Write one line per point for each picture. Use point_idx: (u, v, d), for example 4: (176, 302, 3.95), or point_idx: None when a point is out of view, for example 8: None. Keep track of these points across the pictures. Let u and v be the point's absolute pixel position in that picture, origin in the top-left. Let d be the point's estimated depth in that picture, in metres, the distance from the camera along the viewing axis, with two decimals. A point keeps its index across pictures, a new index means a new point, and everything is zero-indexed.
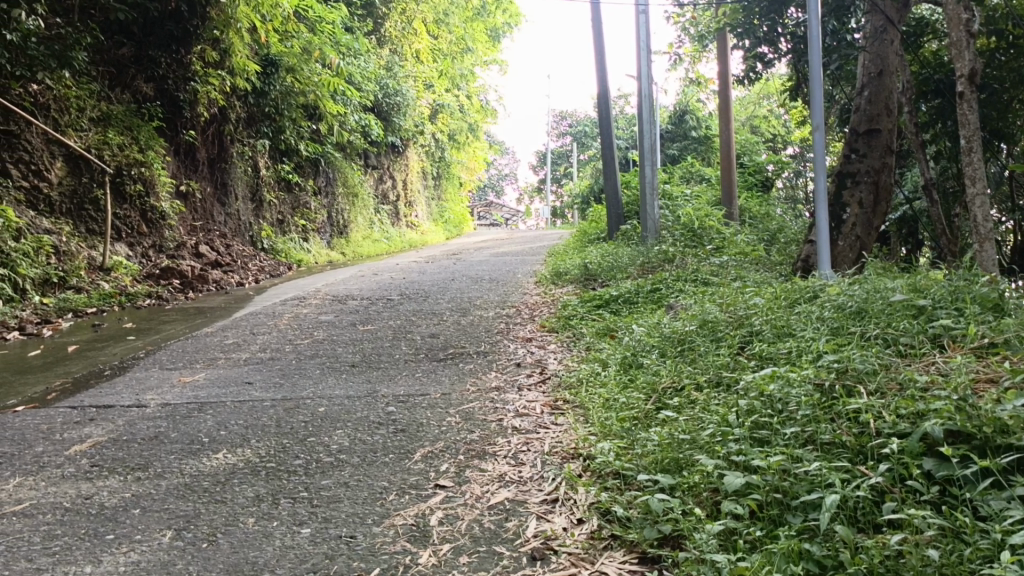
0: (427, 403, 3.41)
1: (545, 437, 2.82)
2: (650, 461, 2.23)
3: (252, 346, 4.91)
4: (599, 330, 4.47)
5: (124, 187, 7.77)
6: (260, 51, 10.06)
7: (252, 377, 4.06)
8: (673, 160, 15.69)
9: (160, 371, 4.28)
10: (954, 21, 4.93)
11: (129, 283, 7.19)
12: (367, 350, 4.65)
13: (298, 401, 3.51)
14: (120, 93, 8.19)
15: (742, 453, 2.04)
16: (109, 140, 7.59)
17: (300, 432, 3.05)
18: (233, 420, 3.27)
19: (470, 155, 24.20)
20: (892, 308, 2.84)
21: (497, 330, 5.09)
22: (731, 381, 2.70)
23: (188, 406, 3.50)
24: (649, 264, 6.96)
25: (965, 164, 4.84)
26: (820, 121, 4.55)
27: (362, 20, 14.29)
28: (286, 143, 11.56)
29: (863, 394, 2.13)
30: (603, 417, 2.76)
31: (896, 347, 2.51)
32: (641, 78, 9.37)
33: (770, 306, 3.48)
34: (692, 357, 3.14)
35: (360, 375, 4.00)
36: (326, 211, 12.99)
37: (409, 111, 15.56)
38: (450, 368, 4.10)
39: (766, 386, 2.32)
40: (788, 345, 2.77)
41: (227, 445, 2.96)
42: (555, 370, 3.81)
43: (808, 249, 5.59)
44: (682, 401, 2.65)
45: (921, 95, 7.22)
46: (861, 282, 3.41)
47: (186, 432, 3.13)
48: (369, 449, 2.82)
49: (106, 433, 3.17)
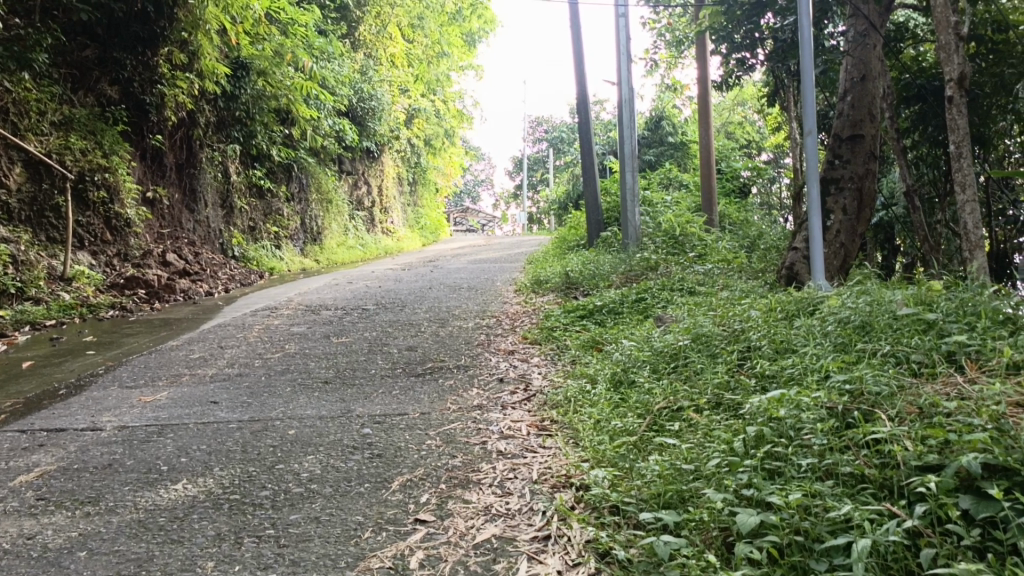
0: (406, 424, 3.19)
1: (532, 462, 2.63)
2: (651, 495, 2.03)
3: (219, 361, 4.67)
4: (585, 343, 4.28)
5: (87, 193, 7.47)
6: (230, 53, 9.82)
7: (218, 396, 3.82)
8: (650, 166, 15.60)
9: (119, 390, 4.02)
10: (942, 24, 4.73)
11: (91, 293, 6.90)
12: (341, 365, 4.42)
13: (266, 423, 3.28)
14: (83, 96, 7.88)
15: (755, 488, 1.84)
16: (71, 144, 7.28)
17: (268, 459, 2.83)
18: (196, 444, 3.03)
19: (446, 160, 24.06)
20: (899, 322, 2.67)
21: (478, 341, 4.89)
22: (733, 404, 2.51)
23: (147, 430, 3.26)
24: (631, 272, 6.80)
25: (955, 169, 4.70)
26: (813, 126, 4.39)
27: (336, 23, 14.05)
28: (258, 148, 11.26)
29: (884, 421, 1.95)
30: (595, 441, 2.57)
31: (909, 366, 2.33)
32: (621, 83, 9.23)
33: (768, 320, 3.31)
34: (688, 375, 2.95)
35: (334, 393, 3.77)
36: (299, 218, 12.72)
37: (384, 116, 15.32)
38: (429, 384, 3.88)
39: (775, 410, 2.13)
40: (792, 364, 2.60)
41: (187, 473, 2.73)
42: (540, 387, 3.61)
43: (794, 256, 5.43)
44: (683, 426, 2.46)
45: (903, 100, 7.11)
46: (863, 293, 3.24)
47: (144, 459, 2.90)
48: (342, 478, 2.61)
49: (57, 461, 2.92)
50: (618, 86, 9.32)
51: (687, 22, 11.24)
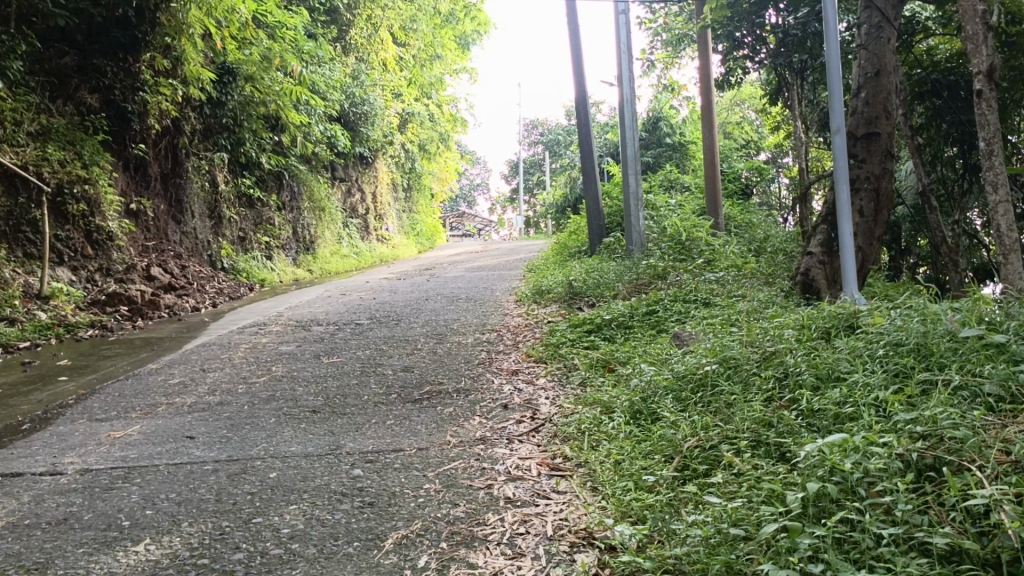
0: (402, 463, 2.85)
1: (546, 513, 2.29)
2: (691, 566, 1.69)
3: (199, 387, 4.32)
4: (595, 362, 3.95)
5: (66, 207, 7.12)
6: (216, 59, 9.52)
7: (195, 430, 3.47)
8: (648, 168, 15.23)
9: (88, 424, 3.67)
10: (969, 13, 4.36)
11: (69, 312, 6.54)
12: (331, 390, 4.06)
13: (245, 464, 2.94)
14: (62, 105, 7.53)
15: (823, 564, 1.50)
16: (48, 156, 6.90)
17: (245, 511, 2.49)
18: (165, 493, 2.69)
19: (441, 165, 23.75)
20: (963, 346, 2.34)
21: (478, 360, 4.56)
22: (780, 448, 2.18)
23: (111, 474, 2.92)
24: (638, 280, 6.46)
25: (986, 169, 4.36)
26: (841, 124, 4.07)
27: (326, 27, 13.76)
28: (247, 156, 10.89)
29: (979, 478, 1.61)
30: (619, 490, 2.25)
31: (986, 403, 2.00)
32: (621, 83, 8.89)
33: (805, 340, 2.97)
34: (719, 408, 2.62)
35: (322, 425, 3.43)
36: (291, 228, 12.35)
37: (377, 121, 15.01)
38: (427, 412, 3.54)
39: (836, 458, 1.79)
40: (843, 400, 2.27)
41: (151, 531, 2.38)
42: (548, 415, 3.28)
43: (807, 262, 5.09)
44: (724, 473, 2.12)
45: (916, 96, 6.80)
46: (908, 308, 2.91)
47: (104, 512, 2.55)
48: (327, 536, 2.26)
49: (6, 515, 2.57)
50: (618, 85, 8.98)
51: (684, 19, 10.92)
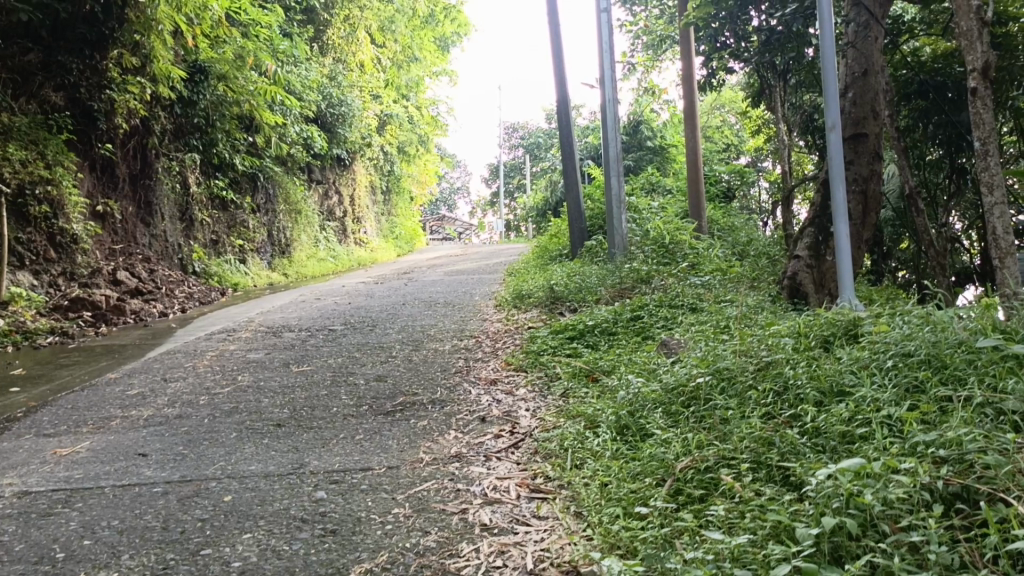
0: (369, 484, 2.62)
1: (526, 542, 2.08)
2: None
3: (158, 399, 4.06)
4: (577, 372, 3.75)
5: (27, 209, 6.81)
6: (187, 57, 9.19)
7: (148, 447, 3.22)
8: (629, 171, 15.09)
9: (33, 440, 3.41)
10: (964, 7, 4.14)
11: (29, 318, 6.23)
12: (298, 402, 3.82)
13: (199, 487, 2.70)
14: (24, 102, 7.24)
15: None
16: (8, 156, 6.53)
17: (195, 540, 2.25)
18: (108, 520, 2.44)
19: (421, 168, 23.52)
20: (979, 358, 2.15)
21: (455, 369, 4.34)
22: (785, 472, 2.00)
23: (52, 498, 2.67)
24: (621, 285, 6.26)
25: (981, 169, 4.16)
26: (835, 120, 3.94)
27: (302, 26, 13.49)
28: (219, 157, 10.61)
29: (1019, 512, 1.43)
30: (607, 518, 2.04)
31: (1010, 421, 1.81)
32: (603, 85, 8.71)
33: (803, 350, 2.78)
34: (714, 424, 2.42)
35: (287, 441, 3.19)
36: (265, 231, 12.07)
37: (355, 122, 14.75)
38: (398, 427, 3.31)
39: (853, 488, 1.59)
40: (851, 417, 2.08)
41: (89, 565, 2.14)
42: (528, 429, 3.06)
43: (793, 266, 4.92)
44: (724, 501, 1.93)
45: (903, 96, 6.62)
46: (914, 315, 2.70)
47: (37, 543, 2.30)
48: (283, 571, 2.03)
49: None
50: (601, 86, 8.79)
51: (666, 21, 10.77)
